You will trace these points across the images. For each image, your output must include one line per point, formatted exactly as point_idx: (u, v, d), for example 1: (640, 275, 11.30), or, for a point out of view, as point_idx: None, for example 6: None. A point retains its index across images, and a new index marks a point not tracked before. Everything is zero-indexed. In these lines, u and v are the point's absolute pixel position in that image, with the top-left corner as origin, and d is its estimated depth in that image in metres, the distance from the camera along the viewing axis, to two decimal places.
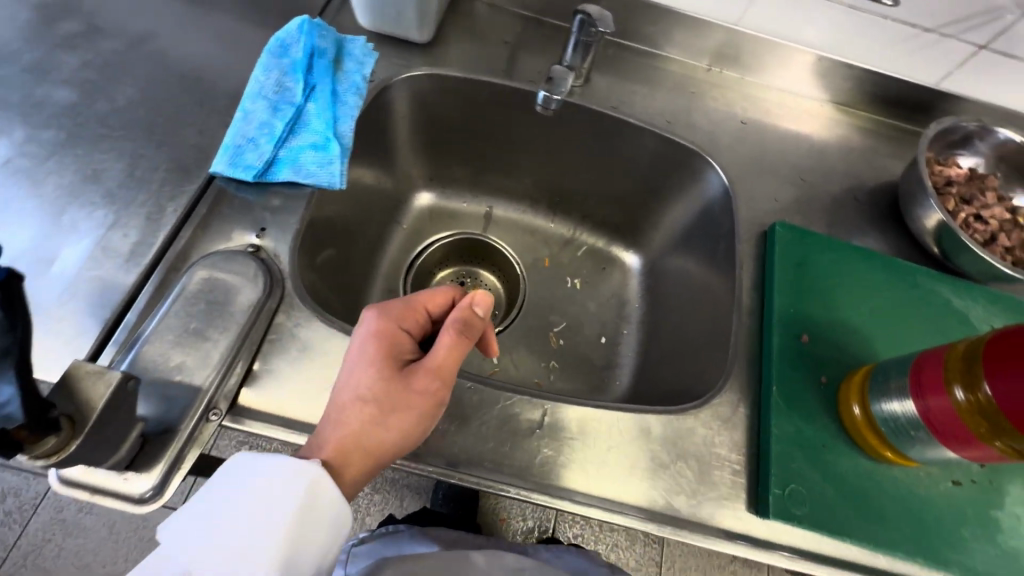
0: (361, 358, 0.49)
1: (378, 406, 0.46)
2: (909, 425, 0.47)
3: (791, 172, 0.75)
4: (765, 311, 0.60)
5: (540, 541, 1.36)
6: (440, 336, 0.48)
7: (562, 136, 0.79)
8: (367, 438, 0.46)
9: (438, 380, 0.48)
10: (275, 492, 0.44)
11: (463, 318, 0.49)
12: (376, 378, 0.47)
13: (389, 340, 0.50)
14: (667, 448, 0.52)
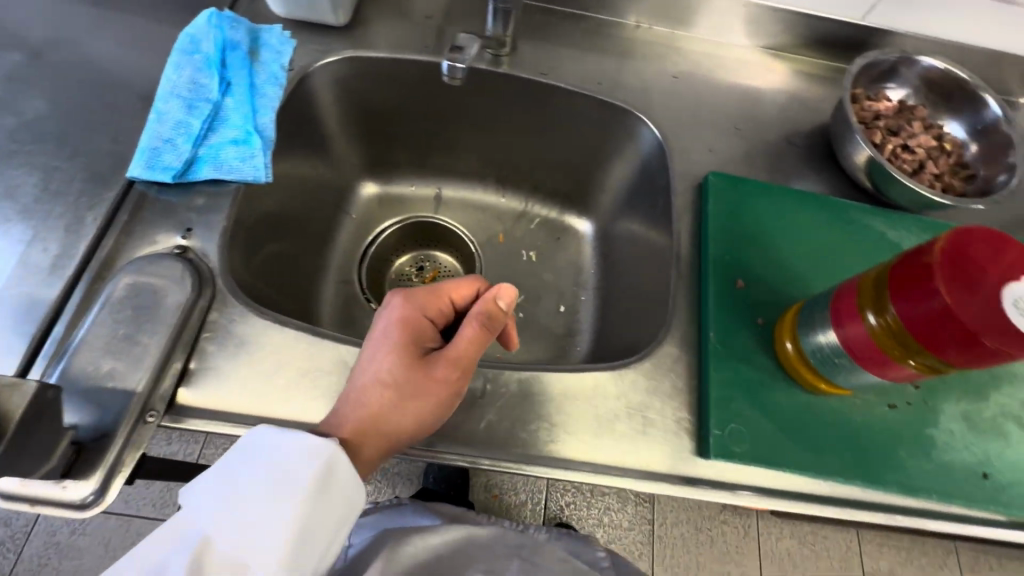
0: (384, 342, 0.51)
1: (399, 390, 0.48)
2: (832, 353, 0.49)
3: (726, 121, 0.75)
4: (702, 261, 0.61)
5: (533, 512, 1.39)
6: (464, 324, 0.50)
7: (497, 108, 0.79)
8: (385, 421, 0.48)
9: (457, 369, 0.49)
10: (292, 469, 0.44)
11: (489, 309, 0.50)
12: (399, 363, 0.49)
13: (412, 327, 0.52)
14: (610, 403, 0.53)
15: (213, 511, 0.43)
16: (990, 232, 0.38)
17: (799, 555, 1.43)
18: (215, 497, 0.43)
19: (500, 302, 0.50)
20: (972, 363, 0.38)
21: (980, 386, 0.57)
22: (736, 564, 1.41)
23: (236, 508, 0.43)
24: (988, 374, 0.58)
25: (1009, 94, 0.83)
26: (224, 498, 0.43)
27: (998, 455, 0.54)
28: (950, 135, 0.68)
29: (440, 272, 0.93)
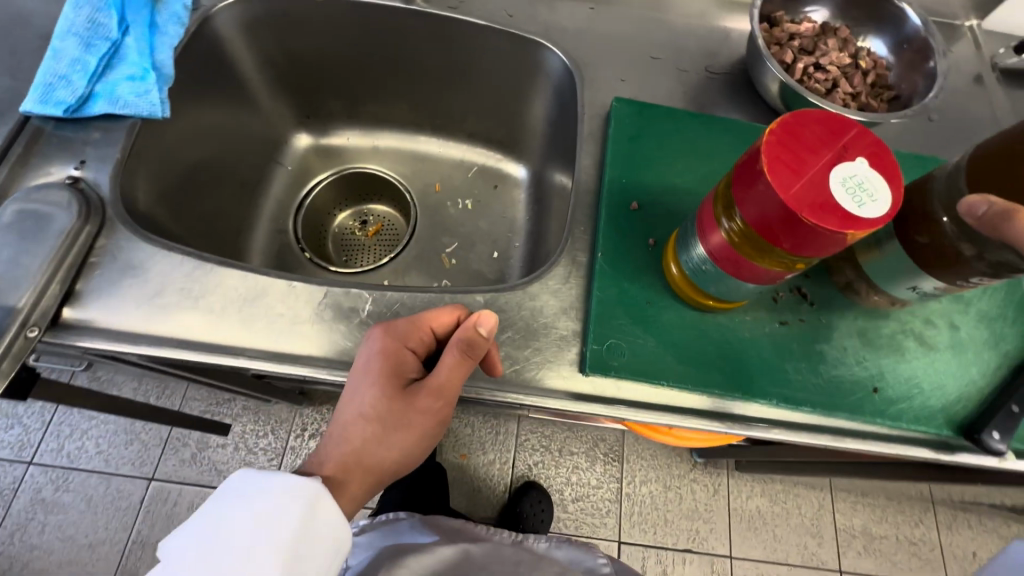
0: (366, 376, 0.50)
1: (382, 425, 0.51)
2: (703, 263, 0.48)
3: (643, 52, 0.73)
4: (600, 187, 0.61)
5: (501, 471, 1.41)
6: (445, 357, 0.49)
7: (415, 49, 0.78)
8: (370, 453, 0.51)
9: (438, 400, 0.51)
10: (278, 506, 0.47)
11: (470, 339, 0.48)
12: (380, 400, 0.50)
13: (393, 361, 0.51)
14: (495, 322, 0.54)
15: (196, 555, 0.45)
16: (826, 117, 0.38)
17: (769, 514, 1.42)
18: (201, 538, 0.46)
19: (480, 330, 0.47)
20: (806, 248, 0.37)
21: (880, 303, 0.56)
22: (706, 522, 1.40)
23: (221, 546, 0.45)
24: None
25: (954, 16, 0.79)
26: (209, 538, 0.46)
27: (893, 370, 0.53)
28: (870, 52, 0.66)
29: (381, 224, 0.94)
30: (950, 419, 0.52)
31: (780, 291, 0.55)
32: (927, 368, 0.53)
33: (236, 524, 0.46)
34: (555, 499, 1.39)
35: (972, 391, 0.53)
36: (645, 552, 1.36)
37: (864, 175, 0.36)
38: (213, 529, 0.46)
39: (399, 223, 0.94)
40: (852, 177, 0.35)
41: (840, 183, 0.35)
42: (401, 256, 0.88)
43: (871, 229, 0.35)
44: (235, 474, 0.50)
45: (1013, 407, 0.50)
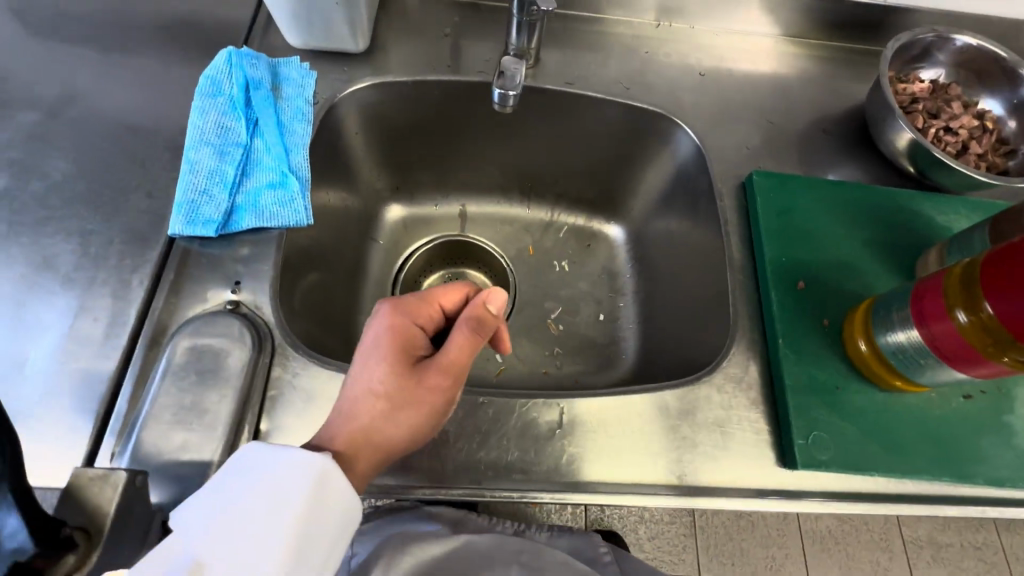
0: (374, 350, 0.49)
1: (390, 401, 0.46)
2: (917, 354, 0.48)
3: (757, 115, 0.74)
4: (757, 264, 0.60)
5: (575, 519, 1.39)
6: (454, 331, 0.48)
7: (520, 120, 0.77)
8: (376, 433, 0.46)
9: (447, 376, 0.48)
10: (289, 483, 0.40)
11: (481, 314, 0.49)
12: (389, 374, 0.47)
13: (404, 334, 0.50)
14: (688, 420, 0.53)
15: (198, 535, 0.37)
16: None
17: (839, 532, 1.44)
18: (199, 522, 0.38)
19: (490, 308, 0.50)
20: None
21: None
22: (780, 547, 1.41)
23: (221, 539, 0.37)
24: None
25: None
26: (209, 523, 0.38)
27: None
28: (989, 112, 0.67)
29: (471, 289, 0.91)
30: None
31: None
32: None
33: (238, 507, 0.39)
34: (631, 538, 1.38)
35: None
36: None
37: None
38: (209, 520, 0.38)
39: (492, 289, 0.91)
40: None
41: None
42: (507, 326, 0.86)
43: None
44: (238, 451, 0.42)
45: None
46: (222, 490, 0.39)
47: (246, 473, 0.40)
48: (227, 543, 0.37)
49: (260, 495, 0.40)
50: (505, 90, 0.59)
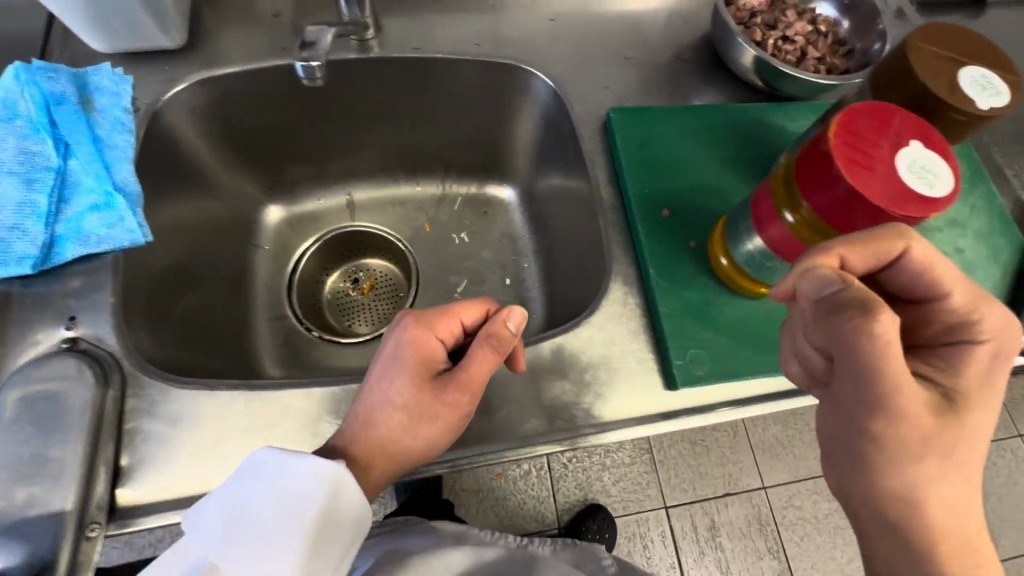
0: (394, 362, 0.48)
1: (408, 415, 0.47)
2: (762, 258, 0.50)
3: (614, 53, 0.73)
4: (624, 199, 0.61)
5: (551, 493, 1.43)
6: (472, 348, 0.47)
7: (377, 95, 0.74)
8: (395, 444, 0.47)
9: (464, 395, 0.47)
10: (301, 494, 0.42)
11: (502, 333, 0.47)
12: (408, 388, 0.47)
13: (424, 348, 0.49)
14: (571, 363, 0.54)
15: (216, 535, 0.40)
16: (881, 102, 0.40)
17: (784, 438, 1.55)
18: (220, 522, 0.41)
19: (508, 327, 0.47)
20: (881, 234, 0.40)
21: None
22: (735, 463, 1.51)
23: (236, 539, 0.40)
24: None
25: None
26: (226, 527, 0.41)
27: None
28: (823, 17, 0.69)
29: (376, 278, 0.90)
30: None
31: None
32: None
33: (254, 514, 0.41)
34: (596, 485, 1.45)
35: None
36: (691, 509, 1.44)
37: (924, 156, 0.38)
38: (223, 523, 0.41)
39: (396, 273, 0.89)
40: (915, 161, 0.38)
41: (908, 168, 0.38)
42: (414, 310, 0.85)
43: (947, 206, 0.37)
44: (255, 452, 0.44)
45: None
46: (238, 493, 0.42)
47: (257, 479, 0.42)
48: (239, 543, 0.40)
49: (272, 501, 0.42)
50: (310, 61, 0.56)
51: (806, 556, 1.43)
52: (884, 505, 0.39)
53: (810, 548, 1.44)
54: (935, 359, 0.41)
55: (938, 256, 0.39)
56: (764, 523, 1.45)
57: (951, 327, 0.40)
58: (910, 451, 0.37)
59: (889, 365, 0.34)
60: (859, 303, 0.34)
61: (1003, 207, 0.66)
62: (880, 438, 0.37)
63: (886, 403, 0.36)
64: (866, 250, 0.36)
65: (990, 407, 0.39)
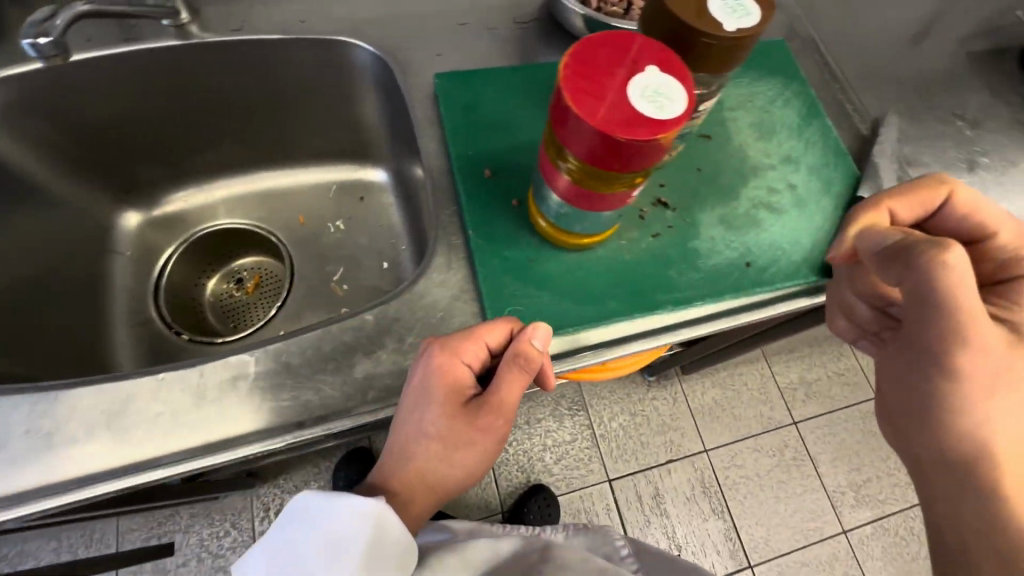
0: (424, 395, 0.48)
1: (444, 443, 0.50)
2: (561, 210, 0.49)
3: (451, 17, 0.70)
4: (448, 164, 0.60)
5: (493, 478, 1.43)
6: (500, 372, 0.49)
7: (206, 83, 0.72)
8: (435, 471, 0.51)
9: (494, 419, 0.50)
10: (345, 532, 0.46)
11: (530, 355, 0.48)
12: (443, 418, 0.49)
13: (452, 377, 0.49)
14: (387, 334, 0.52)
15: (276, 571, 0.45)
16: (626, 31, 0.40)
17: (723, 401, 1.56)
18: (278, 558, 0.46)
19: (535, 346, 0.48)
20: (634, 164, 0.39)
21: (730, 189, 0.61)
22: (676, 430, 1.52)
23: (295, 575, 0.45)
24: (734, 176, 0.62)
25: None
26: (284, 563, 0.45)
27: (756, 242, 0.59)
28: None
29: (255, 275, 0.88)
30: (812, 265, 0.58)
31: (644, 208, 0.58)
32: (780, 231, 0.60)
33: (308, 552, 0.45)
34: (538, 465, 1.45)
35: (822, 235, 0.60)
36: (634, 479, 1.45)
37: (659, 81, 0.38)
38: (280, 562, 0.46)
39: (274, 269, 0.87)
40: (649, 86, 0.37)
41: (639, 93, 0.37)
42: (288, 303, 0.82)
43: (677, 128, 0.37)
44: (300, 496, 0.48)
45: None
46: (291, 534, 0.46)
47: (296, 521, 0.47)
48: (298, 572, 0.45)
49: (320, 541, 0.46)
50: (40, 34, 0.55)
51: (749, 513, 1.45)
52: (946, 433, 0.44)
53: (753, 505, 1.46)
54: (998, 296, 0.49)
55: (982, 201, 0.49)
56: (707, 486, 1.47)
57: (1004, 264, 0.50)
58: (984, 380, 0.41)
59: (957, 314, 0.40)
60: (916, 241, 0.42)
61: (839, 140, 0.66)
62: (953, 372, 0.42)
63: (955, 337, 0.40)
64: (912, 203, 0.50)
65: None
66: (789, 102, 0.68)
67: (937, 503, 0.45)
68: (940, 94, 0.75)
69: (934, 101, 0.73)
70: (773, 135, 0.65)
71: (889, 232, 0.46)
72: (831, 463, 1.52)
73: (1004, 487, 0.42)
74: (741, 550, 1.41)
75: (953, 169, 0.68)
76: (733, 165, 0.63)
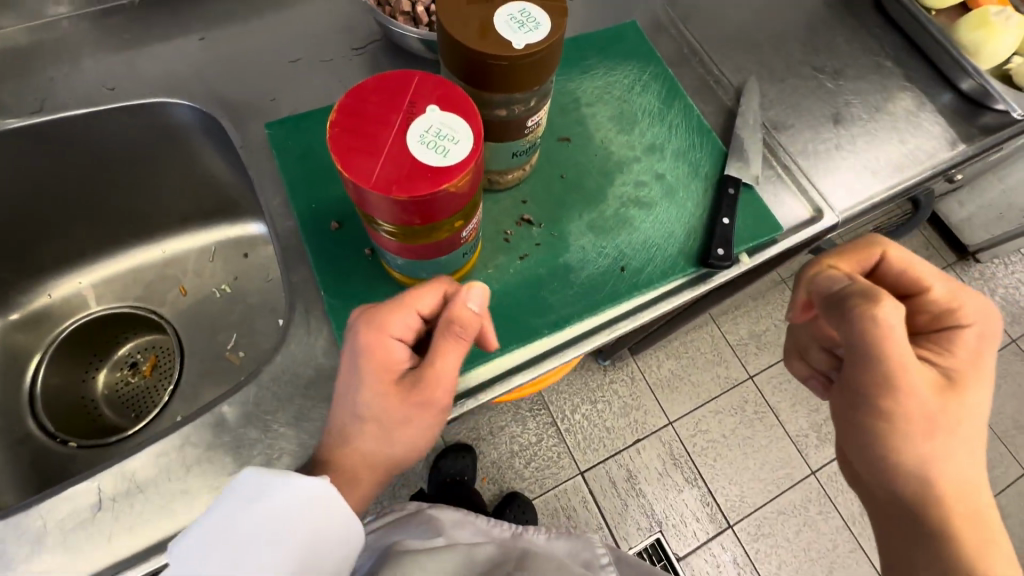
0: (357, 371, 0.44)
1: (379, 423, 0.44)
2: (397, 263, 0.45)
3: (277, 58, 0.66)
4: (293, 220, 0.57)
5: None
6: (435, 341, 0.43)
7: (22, 170, 0.65)
8: (374, 452, 0.45)
9: (434, 400, 0.44)
10: (298, 513, 0.38)
11: (465, 319, 0.43)
12: (375, 395, 0.43)
13: (382, 351, 0.44)
14: (246, 423, 0.48)
15: (203, 570, 0.34)
16: (402, 71, 0.36)
17: (679, 370, 1.57)
18: (205, 556, 0.34)
19: (467, 309, 0.43)
20: (437, 214, 0.35)
21: (595, 191, 0.59)
22: (639, 409, 1.52)
23: (227, 574, 0.34)
24: (598, 176, 0.60)
25: None
26: (214, 559, 0.34)
27: (629, 243, 0.56)
28: None
29: (145, 357, 0.80)
30: (688, 256, 0.56)
31: (507, 229, 0.56)
32: (653, 226, 0.58)
33: (252, 540, 0.35)
34: (509, 473, 1.43)
35: (695, 222, 0.58)
36: (605, 466, 1.45)
37: (440, 121, 0.34)
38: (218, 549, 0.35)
39: (162, 347, 0.80)
40: (429, 129, 0.34)
41: (419, 139, 0.34)
42: (182, 381, 0.77)
43: (465, 170, 0.34)
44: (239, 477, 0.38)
45: (724, 219, 0.57)
46: (223, 522, 0.36)
47: (242, 502, 0.37)
48: (235, 565, 0.34)
49: (267, 528, 0.36)
50: None
51: (721, 475, 1.47)
52: (901, 487, 0.46)
53: (724, 466, 1.48)
54: (933, 344, 0.47)
55: (915, 258, 0.49)
56: (677, 457, 1.48)
57: (937, 316, 0.48)
58: (919, 431, 0.44)
59: (885, 354, 0.42)
60: (864, 294, 0.43)
61: (702, 118, 0.65)
62: (892, 416, 0.44)
63: (890, 382, 0.43)
64: (852, 259, 0.50)
65: (985, 381, 0.45)
66: (647, 88, 0.66)
67: (898, 549, 0.47)
68: (798, 49, 0.74)
69: (792, 57, 0.73)
70: (634, 125, 0.63)
71: (836, 276, 0.48)
72: (790, 409, 1.55)
73: (950, 532, 0.44)
74: (719, 512, 1.44)
75: (818, 126, 0.68)
76: (597, 164, 0.60)
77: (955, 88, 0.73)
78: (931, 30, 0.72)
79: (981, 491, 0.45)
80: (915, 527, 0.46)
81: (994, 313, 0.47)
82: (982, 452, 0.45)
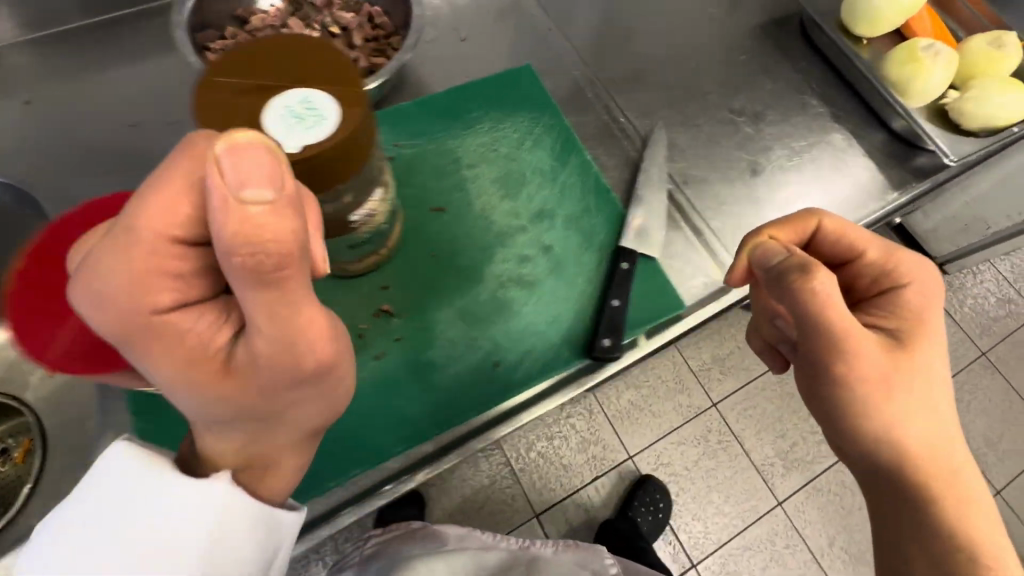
0: (153, 376, 0.28)
1: (243, 429, 0.30)
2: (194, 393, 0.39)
3: (116, 121, 0.58)
4: None
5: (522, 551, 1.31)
6: (242, 290, 0.25)
7: None
8: (263, 459, 0.33)
9: (294, 368, 0.29)
10: (177, 519, 0.28)
11: (256, 236, 0.24)
12: (207, 396, 0.28)
13: (158, 334, 0.27)
14: None
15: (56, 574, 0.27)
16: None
17: (640, 400, 1.49)
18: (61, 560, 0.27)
19: (246, 211, 0.24)
20: None
21: (470, 269, 0.52)
22: (598, 444, 1.45)
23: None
24: (475, 250, 0.52)
25: None
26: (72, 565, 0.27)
27: (504, 333, 0.49)
28: (334, 24, 0.58)
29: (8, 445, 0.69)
30: (573, 345, 0.49)
31: (363, 324, 0.48)
32: (535, 309, 0.50)
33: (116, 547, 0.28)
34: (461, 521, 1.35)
35: (583, 304, 0.51)
36: (563, 507, 1.39)
37: None
38: (75, 523, 0.28)
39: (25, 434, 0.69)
40: None
41: None
42: (42, 477, 0.66)
43: None
44: (115, 455, 0.30)
45: (613, 300, 0.50)
46: (90, 518, 0.28)
47: (112, 496, 0.29)
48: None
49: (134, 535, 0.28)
50: None
51: (684, 511, 1.41)
52: (873, 465, 0.39)
53: (687, 500, 1.42)
54: (873, 308, 0.41)
55: (846, 223, 0.44)
56: None
57: (876, 278, 0.43)
58: (881, 398, 0.36)
59: (827, 318, 0.34)
60: (795, 265, 0.36)
61: (600, 174, 0.58)
62: (850, 386, 0.37)
63: (840, 346, 0.35)
64: (789, 228, 0.45)
65: (938, 334, 0.38)
66: (539, 141, 0.59)
67: (884, 526, 0.40)
68: (714, 88, 0.67)
69: (709, 99, 0.66)
70: (521, 186, 0.56)
71: (771, 248, 0.40)
72: (755, 437, 1.48)
73: (935, 500, 0.38)
74: (682, 551, 1.38)
75: (732, 176, 0.61)
76: (474, 237, 0.53)
77: (886, 126, 0.67)
78: (858, 63, 0.66)
79: (959, 444, 0.38)
80: (895, 501, 0.39)
81: (931, 268, 0.42)
82: (950, 406, 0.38)
